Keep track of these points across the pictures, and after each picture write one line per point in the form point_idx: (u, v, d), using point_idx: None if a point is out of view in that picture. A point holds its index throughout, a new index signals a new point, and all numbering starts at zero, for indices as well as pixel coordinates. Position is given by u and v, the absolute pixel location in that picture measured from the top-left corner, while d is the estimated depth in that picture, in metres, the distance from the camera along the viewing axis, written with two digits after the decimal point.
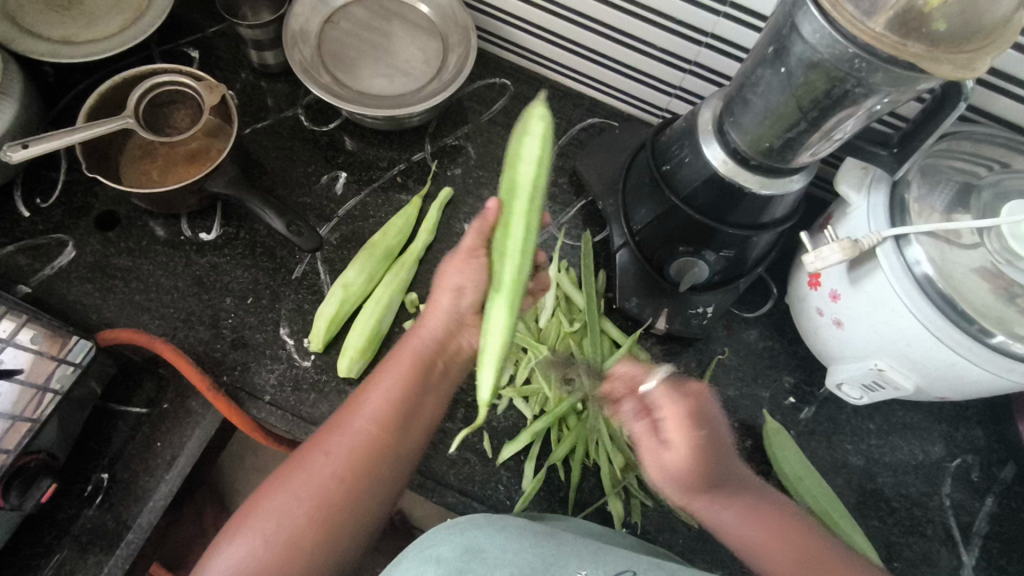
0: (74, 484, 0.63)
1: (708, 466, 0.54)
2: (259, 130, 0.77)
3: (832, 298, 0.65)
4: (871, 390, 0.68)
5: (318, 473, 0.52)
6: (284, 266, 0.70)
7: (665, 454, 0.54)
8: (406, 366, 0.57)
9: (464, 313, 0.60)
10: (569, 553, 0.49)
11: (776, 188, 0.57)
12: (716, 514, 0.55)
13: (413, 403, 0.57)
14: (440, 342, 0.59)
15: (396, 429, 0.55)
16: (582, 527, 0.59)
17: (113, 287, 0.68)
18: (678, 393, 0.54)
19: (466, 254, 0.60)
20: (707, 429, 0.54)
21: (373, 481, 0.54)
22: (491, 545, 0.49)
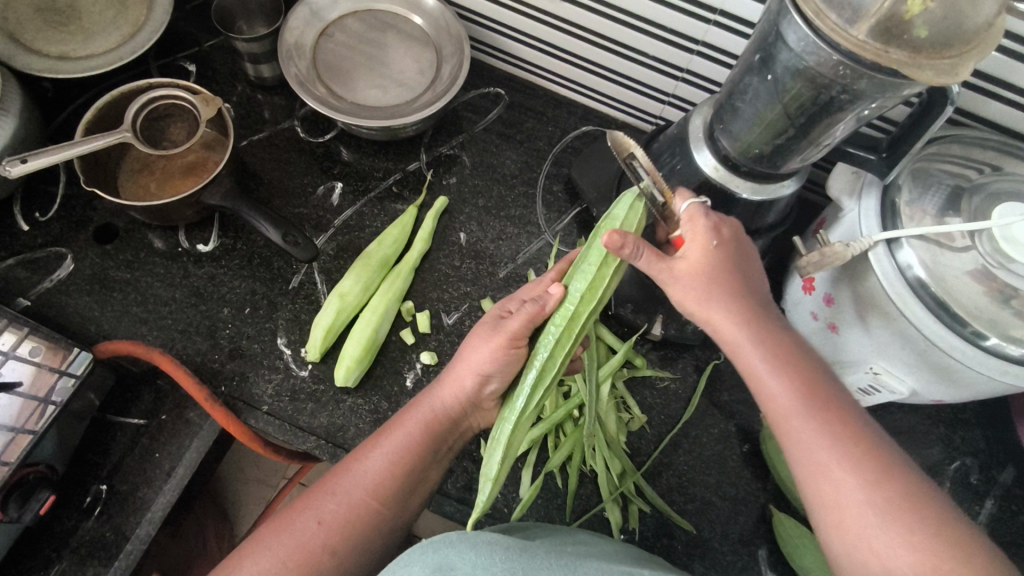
0: (73, 496, 0.63)
1: (718, 264, 0.51)
2: (256, 141, 0.78)
3: (827, 303, 0.65)
4: (867, 394, 0.68)
5: (308, 538, 0.51)
6: (281, 276, 0.71)
7: (678, 262, 0.51)
8: (411, 436, 0.57)
9: (482, 399, 0.60)
10: (543, 566, 0.47)
11: (768, 193, 0.58)
12: (731, 327, 0.50)
13: (413, 475, 0.57)
14: (452, 420, 0.59)
15: (392, 502, 0.55)
16: (559, 539, 0.58)
17: (111, 299, 0.69)
18: (706, 215, 0.52)
19: (509, 341, 0.57)
20: (734, 251, 0.52)
21: (357, 547, 0.53)
22: (462, 561, 0.46)
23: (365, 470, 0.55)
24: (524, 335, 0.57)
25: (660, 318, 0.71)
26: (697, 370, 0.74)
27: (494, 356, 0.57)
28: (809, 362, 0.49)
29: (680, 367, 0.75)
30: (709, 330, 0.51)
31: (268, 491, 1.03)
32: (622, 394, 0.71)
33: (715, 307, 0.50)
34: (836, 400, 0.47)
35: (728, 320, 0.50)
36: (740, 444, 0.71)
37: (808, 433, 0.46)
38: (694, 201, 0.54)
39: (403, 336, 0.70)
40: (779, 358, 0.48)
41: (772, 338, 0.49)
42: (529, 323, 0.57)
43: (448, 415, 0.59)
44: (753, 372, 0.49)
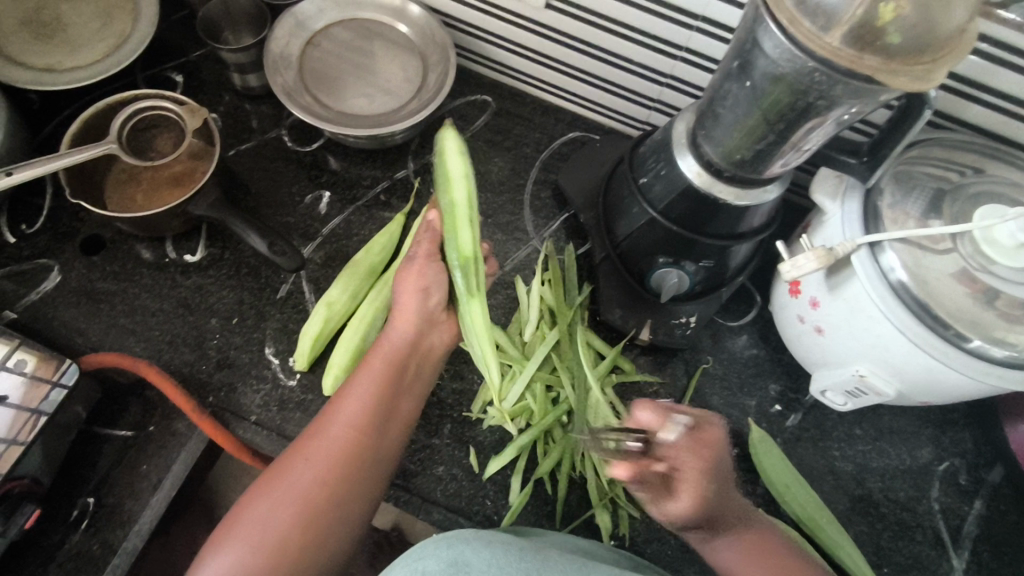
0: (60, 509, 0.63)
1: (708, 506, 0.58)
2: (243, 151, 0.78)
3: (812, 305, 0.66)
4: (854, 396, 0.68)
5: (300, 480, 0.52)
6: (268, 285, 0.71)
7: (675, 509, 0.57)
8: (377, 369, 0.58)
9: (432, 312, 0.63)
10: (557, 568, 0.49)
11: (752, 198, 0.58)
12: (713, 549, 0.60)
13: (387, 405, 0.57)
14: (412, 343, 0.61)
15: (375, 433, 0.56)
16: (564, 542, 0.58)
17: (98, 311, 0.69)
18: (687, 453, 0.57)
19: (425, 260, 0.63)
20: (718, 465, 0.58)
21: (352, 487, 0.54)
22: (477, 558, 0.48)
23: (342, 411, 0.56)
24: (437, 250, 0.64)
25: (648, 323, 0.70)
26: (686, 375, 0.74)
27: (420, 270, 0.63)
28: (790, 558, 0.61)
29: (669, 372, 0.75)
30: (697, 546, 0.62)
31: None
32: (611, 400, 0.71)
33: (699, 523, 0.59)
34: (782, 557, 0.61)
35: (709, 540, 0.61)
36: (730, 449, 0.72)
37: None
38: (669, 422, 0.57)
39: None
40: (755, 556, 0.60)
41: (752, 538, 0.61)
42: (432, 246, 0.64)
43: (408, 342, 0.60)
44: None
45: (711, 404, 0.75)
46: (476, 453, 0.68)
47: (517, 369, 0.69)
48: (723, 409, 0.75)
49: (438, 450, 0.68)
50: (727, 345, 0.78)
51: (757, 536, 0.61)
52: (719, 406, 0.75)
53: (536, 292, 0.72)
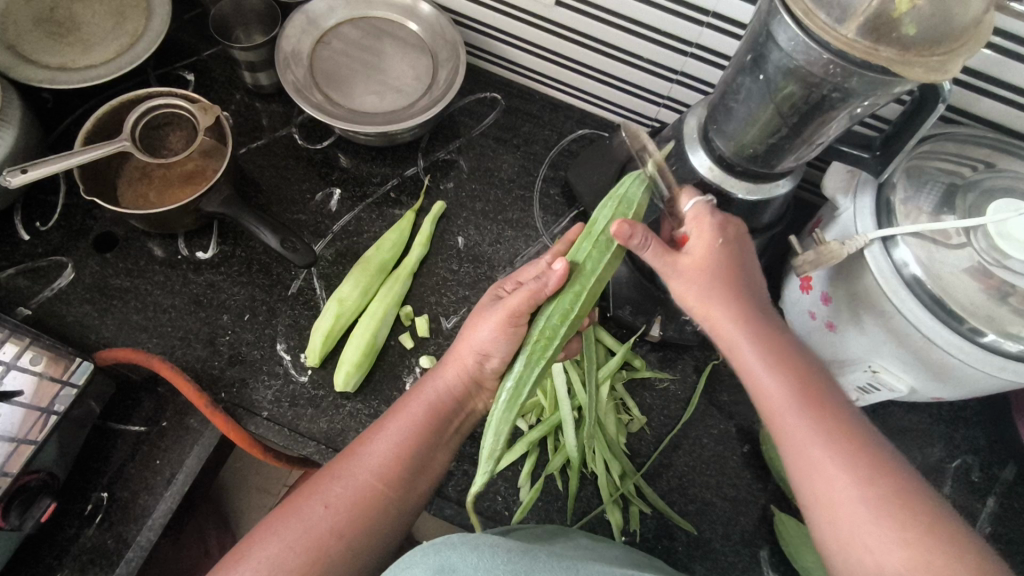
0: (75, 504, 0.63)
1: (726, 288, 0.53)
2: (254, 149, 0.78)
3: (824, 301, 0.66)
4: (866, 393, 0.68)
5: (316, 521, 0.51)
6: (280, 282, 0.71)
7: (684, 258, 0.54)
8: (418, 419, 0.57)
9: (484, 375, 0.59)
10: (543, 567, 0.48)
11: (763, 192, 0.59)
12: (732, 324, 0.51)
13: (420, 458, 0.57)
14: (456, 396, 0.59)
15: (396, 488, 0.55)
16: (560, 544, 0.57)
17: (112, 307, 0.69)
18: (711, 214, 0.55)
19: (507, 320, 0.56)
20: (739, 254, 0.55)
21: (368, 535, 0.53)
22: (464, 564, 0.47)
23: (371, 455, 0.55)
24: (524, 312, 0.56)
25: (659, 319, 0.72)
26: (696, 372, 0.74)
27: (493, 336, 0.57)
28: (845, 413, 0.47)
29: (680, 369, 0.74)
30: (710, 332, 0.53)
31: (269, 498, 1.03)
32: (621, 396, 0.71)
33: (731, 331, 0.51)
34: (829, 403, 0.48)
35: (766, 374, 0.49)
36: (740, 445, 0.72)
37: (804, 430, 0.46)
38: (700, 200, 0.57)
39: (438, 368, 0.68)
40: (782, 369, 0.49)
41: (787, 359, 0.50)
42: (529, 303, 0.56)
43: (448, 397, 0.59)
44: (731, 341, 0.51)
45: (721, 401, 0.73)
46: None
47: None
48: (733, 405, 0.74)
49: None
50: None
51: (792, 360, 0.50)
52: (728, 402, 0.74)
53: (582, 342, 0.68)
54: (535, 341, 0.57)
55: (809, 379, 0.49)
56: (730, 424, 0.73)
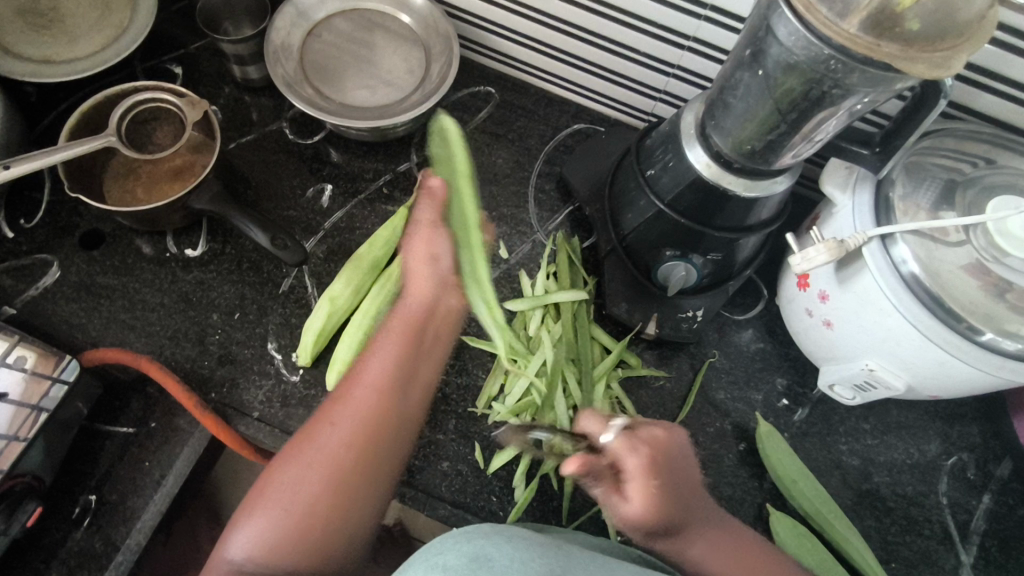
0: (62, 507, 0.61)
1: (668, 510, 0.53)
2: (244, 144, 0.77)
3: (821, 299, 0.65)
4: (863, 391, 0.68)
5: (328, 443, 0.53)
6: (270, 280, 0.70)
7: (624, 506, 0.53)
8: (399, 337, 0.58)
9: (445, 275, 0.60)
10: (578, 562, 0.48)
11: (761, 190, 0.58)
12: (687, 545, 0.55)
13: (411, 370, 0.57)
14: (428, 307, 0.60)
15: (395, 398, 0.55)
16: (583, 541, 0.55)
17: (99, 306, 0.67)
18: (634, 452, 0.53)
19: (430, 227, 0.61)
20: (671, 476, 0.54)
21: (381, 451, 0.53)
22: (498, 554, 0.47)
23: (366, 374, 0.56)
24: (439, 216, 0.61)
25: (655, 317, 0.71)
26: (692, 370, 0.74)
27: (428, 240, 0.60)
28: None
29: (676, 367, 0.74)
30: (666, 551, 0.56)
31: None
32: (617, 395, 0.70)
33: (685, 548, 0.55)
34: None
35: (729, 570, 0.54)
36: (737, 444, 0.71)
37: None
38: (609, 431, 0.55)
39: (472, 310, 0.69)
40: (735, 563, 0.55)
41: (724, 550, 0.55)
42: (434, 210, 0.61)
43: (421, 307, 0.59)
44: (679, 548, 0.55)
45: (717, 398, 0.73)
46: (482, 448, 0.67)
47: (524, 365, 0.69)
48: (730, 403, 0.73)
49: (444, 446, 0.67)
50: (734, 339, 0.76)
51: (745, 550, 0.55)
52: (725, 399, 0.73)
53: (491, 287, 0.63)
54: (472, 246, 0.63)
55: (756, 554, 0.56)
56: (727, 422, 0.72)
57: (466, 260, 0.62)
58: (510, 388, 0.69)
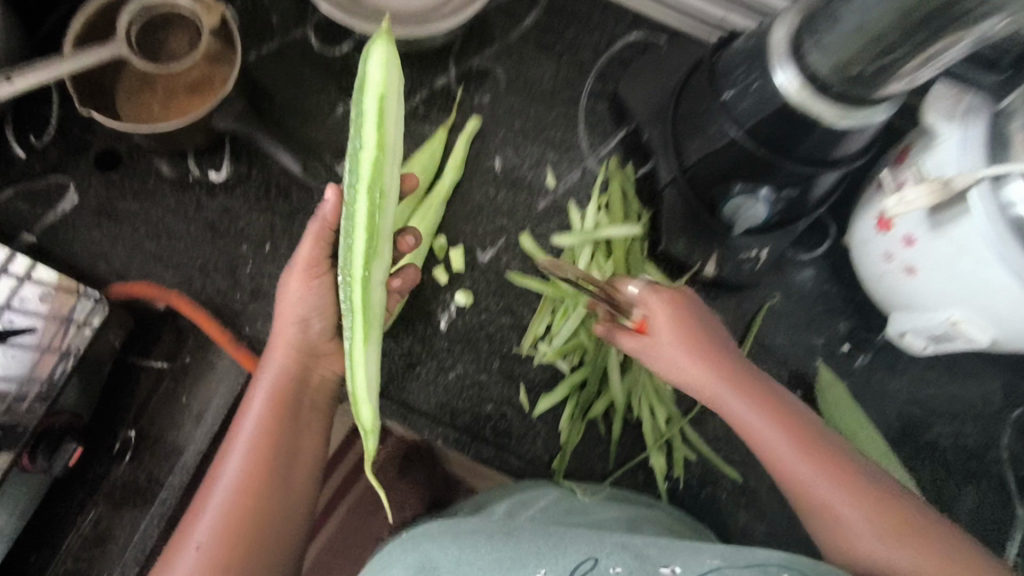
0: (102, 441, 0.61)
1: (701, 337, 0.53)
2: (265, 54, 0.69)
3: (905, 243, 0.59)
4: (937, 342, 0.63)
5: (192, 568, 0.48)
6: (302, 208, 0.65)
7: (653, 347, 0.53)
8: (262, 418, 0.54)
9: (316, 342, 0.58)
10: (527, 547, 0.47)
11: (857, 120, 0.51)
12: (722, 391, 0.51)
13: (283, 450, 0.54)
14: (297, 377, 0.57)
15: (267, 489, 0.53)
16: (569, 500, 0.56)
17: (122, 234, 0.63)
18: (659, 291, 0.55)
19: (305, 275, 0.55)
20: (703, 319, 0.54)
21: (259, 550, 0.51)
22: (443, 560, 0.47)
23: (224, 474, 0.53)
24: (320, 258, 0.55)
25: (715, 257, 0.65)
26: (749, 312, 0.69)
27: (301, 298, 0.56)
28: (839, 455, 0.49)
29: (732, 309, 0.69)
30: (701, 395, 0.52)
31: None
32: None
33: (717, 383, 0.51)
34: (835, 453, 0.49)
35: (760, 437, 0.50)
36: (792, 390, 0.68)
37: (820, 481, 0.48)
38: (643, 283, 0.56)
39: (521, 240, 0.65)
40: (777, 419, 0.50)
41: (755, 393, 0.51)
42: (318, 247, 0.55)
43: (290, 380, 0.57)
44: (713, 394, 0.52)
45: (775, 343, 0.69)
46: (527, 391, 0.64)
47: (572, 305, 0.64)
48: (787, 347, 0.69)
49: (487, 388, 0.64)
50: (796, 280, 0.71)
51: (772, 401, 0.51)
52: (783, 344, 0.69)
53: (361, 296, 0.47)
54: (353, 312, 0.48)
55: (801, 424, 0.50)
56: (783, 368, 0.69)
57: (348, 334, 0.48)
58: (558, 329, 0.64)
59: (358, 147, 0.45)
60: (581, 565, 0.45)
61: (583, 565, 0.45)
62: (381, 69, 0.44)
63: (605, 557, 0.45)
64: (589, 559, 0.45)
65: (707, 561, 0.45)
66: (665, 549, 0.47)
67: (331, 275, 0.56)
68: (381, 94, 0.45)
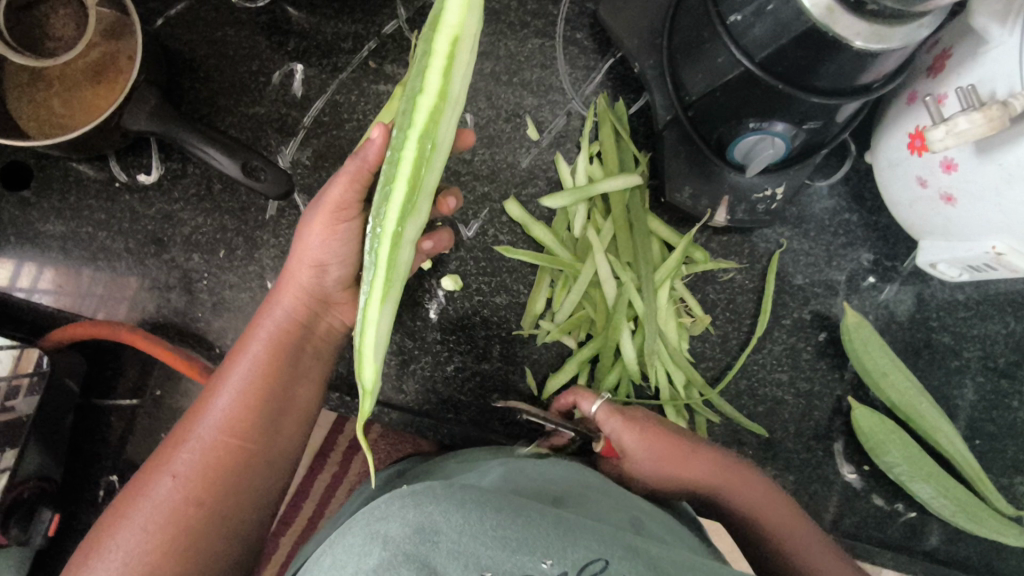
0: (84, 492, 0.57)
1: (683, 462, 0.52)
2: (175, 18, 0.57)
3: (945, 168, 0.51)
4: (975, 270, 0.57)
5: (164, 498, 0.43)
6: (252, 204, 0.56)
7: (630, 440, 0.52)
8: (262, 354, 0.47)
9: (330, 290, 0.48)
10: (538, 532, 0.38)
11: (900, 38, 0.41)
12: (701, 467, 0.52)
13: (280, 392, 0.47)
14: (302, 323, 0.49)
15: (254, 431, 0.46)
16: (574, 477, 0.49)
17: (52, 262, 0.55)
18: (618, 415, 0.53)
19: (333, 212, 0.42)
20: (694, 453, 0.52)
21: (237, 492, 0.45)
22: (448, 526, 0.37)
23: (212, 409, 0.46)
24: (352, 204, 0.42)
25: (726, 200, 0.58)
26: (765, 256, 0.63)
27: (323, 242, 0.44)
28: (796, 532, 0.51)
29: (747, 254, 0.63)
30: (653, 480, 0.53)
31: None
32: (681, 296, 0.61)
33: (664, 447, 0.52)
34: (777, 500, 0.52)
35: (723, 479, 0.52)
36: (816, 334, 0.63)
37: (754, 495, 0.52)
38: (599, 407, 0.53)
39: (506, 208, 0.58)
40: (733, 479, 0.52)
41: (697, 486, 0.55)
42: (355, 187, 0.41)
43: (297, 323, 0.48)
44: (679, 464, 0.52)
45: (794, 285, 0.63)
46: (533, 373, 0.59)
47: (572, 275, 0.59)
48: (808, 288, 0.64)
49: (490, 377, 0.59)
50: (814, 211, 0.64)
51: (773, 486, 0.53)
52: (803, 285, 0.64)
53: (382, 258, 0.33)
54: (376, 267, 0.33)
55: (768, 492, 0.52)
56: (804, 311, 0.63)
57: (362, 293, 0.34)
58: (560, 302, 0.59)
59: (421, 93, 0.31)
60: (592, 564, 0.37)
61: (596, 564, 0.37)
62: (461, 8, 0.29)
63: (618, 560, 0.38)
64: (601, 559, 0.38)
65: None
66: (678, 565, 0.40)
67: (364, 221, 0.44)
68: (456, 37, 0.30)
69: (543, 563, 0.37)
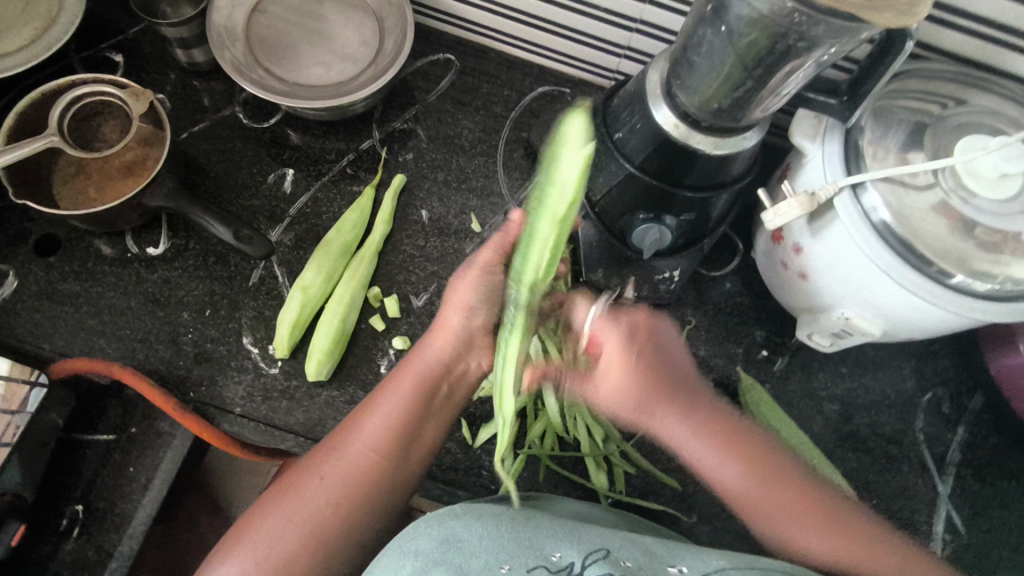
0: (49, 520, 0.66)
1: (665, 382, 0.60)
2: (197, 133, 0.74)
3: (796, 251, 0.65)
4: (839, 338, 0.69)
5: (313, 497, 0.53)
6: (239, 273, 0.68)
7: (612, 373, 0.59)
8: (408, 391, 0.57)
9: (473, 333, 0.58)
10: (547, 533, 0.51)
11: (731, 146, 0.57)
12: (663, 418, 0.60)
13: (413, 429, 0.56)
14: (446, 365, 0.58)
15: (392, 459, 0.55)
16: (569, 509, 0.61)
17: (63, 315, 0.65)
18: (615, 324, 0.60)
19: (480, 269, 0.57)
20: (659, 355, 0.62)
21: (367, 505, 0.54)
22: (469, 534, 0.50)
23: (361, 430, 0.55)
24: (496, 262, 0.57)
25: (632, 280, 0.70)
26: None
27: (472, 287, 0.57)
28: (811, 493, 0.58)
29: None
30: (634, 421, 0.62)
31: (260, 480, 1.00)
32: None
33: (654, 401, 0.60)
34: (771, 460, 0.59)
35: (712, 455, 0.59)
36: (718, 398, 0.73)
37: (752, 481, 0.58)
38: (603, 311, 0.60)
39: None
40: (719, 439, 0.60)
41: (699, 415, 0.61)
42: (499, 250, 0.57)
43: (441, 366, 0.58)
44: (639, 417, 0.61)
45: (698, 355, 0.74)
46: (468, 423, 0.67)
47: None
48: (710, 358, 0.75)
49: None
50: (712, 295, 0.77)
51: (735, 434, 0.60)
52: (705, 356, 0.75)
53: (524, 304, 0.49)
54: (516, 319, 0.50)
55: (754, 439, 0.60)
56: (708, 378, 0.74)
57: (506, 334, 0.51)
58: None
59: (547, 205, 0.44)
60: (594, 552, 0.50)
61: (596, 553, 0.50)
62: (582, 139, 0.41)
63: (615, 547, 0.51)
64: (601, 548, 0.50)
65: (714, 560, 0.50)
66: (680, 548, 0.53)
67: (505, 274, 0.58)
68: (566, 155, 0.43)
69: (552, 556, 0.49)
